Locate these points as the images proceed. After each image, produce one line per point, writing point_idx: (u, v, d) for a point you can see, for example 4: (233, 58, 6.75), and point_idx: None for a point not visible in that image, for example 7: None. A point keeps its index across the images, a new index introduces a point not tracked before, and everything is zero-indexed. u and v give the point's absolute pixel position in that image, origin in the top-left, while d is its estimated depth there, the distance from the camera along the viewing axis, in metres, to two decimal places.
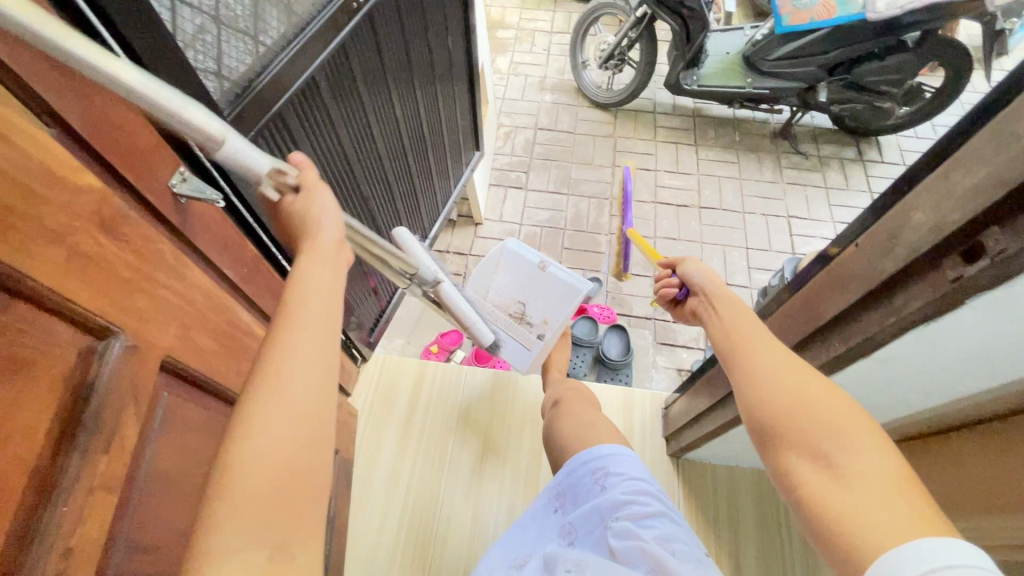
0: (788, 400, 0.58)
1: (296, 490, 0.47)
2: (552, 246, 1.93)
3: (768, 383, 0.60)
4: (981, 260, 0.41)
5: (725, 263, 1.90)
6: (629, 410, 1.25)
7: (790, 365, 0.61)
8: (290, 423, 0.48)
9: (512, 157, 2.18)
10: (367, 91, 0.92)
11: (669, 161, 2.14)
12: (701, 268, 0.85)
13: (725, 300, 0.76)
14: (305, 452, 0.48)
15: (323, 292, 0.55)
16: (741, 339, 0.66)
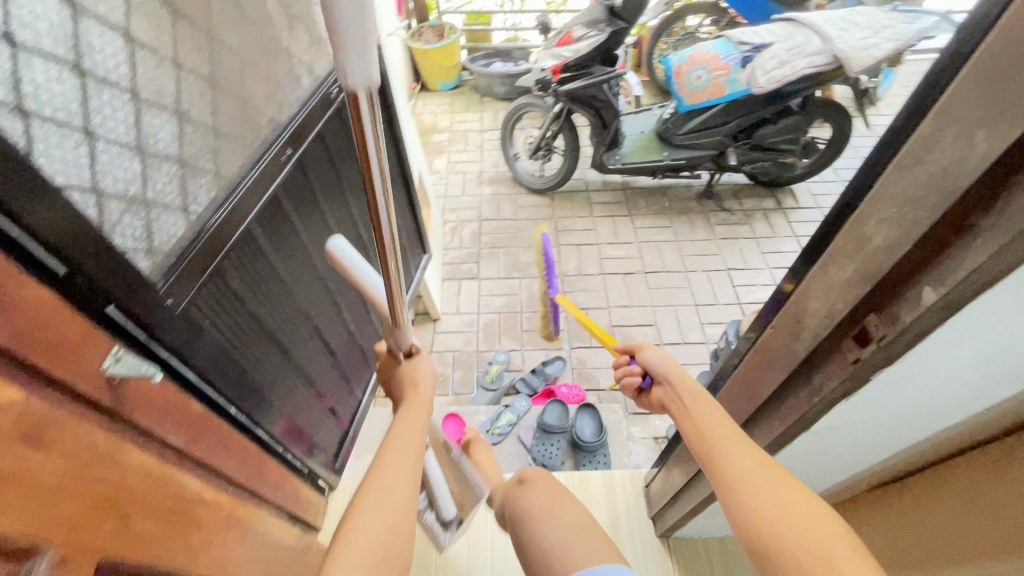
0: (769, 504, 0.62)
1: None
2: (512, 332, 1.95)
3: (748, 487, 0.64)
4: (871, 343, 0.45)
5: (679, 322, 1.96)
6: (611, 495, 1.22)
7: (766, 471, 0.65)
8: (383, 518, 0.64)
9: (460, 250, 2.25)
10: (305, 225, 0.96)
11: (609, 234, 2.26)
12: (659, 353, 0.89)
13: (689, 390, 0.80)
14: (390, 554, 0.62)
15: (416, 429, 0.74)
16: (713, 439, 0.71)
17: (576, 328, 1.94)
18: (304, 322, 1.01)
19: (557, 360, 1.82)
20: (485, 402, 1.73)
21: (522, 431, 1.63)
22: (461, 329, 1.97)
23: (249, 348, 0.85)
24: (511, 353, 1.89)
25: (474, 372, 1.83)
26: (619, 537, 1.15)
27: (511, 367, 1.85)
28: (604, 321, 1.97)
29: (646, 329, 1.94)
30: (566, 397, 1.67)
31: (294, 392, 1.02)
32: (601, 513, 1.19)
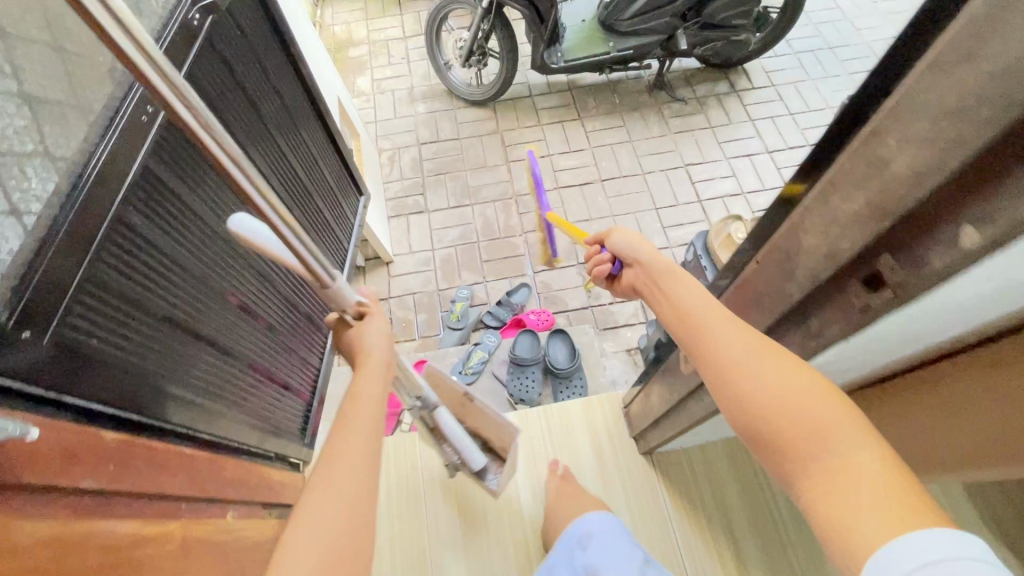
0: (764, 382, 0.58)
1: (347, 543, 0.55)
2: (471, 264, 1.85)
3: (740, 367, 0.61)
4: (883, 291, 0.39)
5: (641, 230, 1.90)
6: (591, 420, 1.24)
7: (757, 349, 0.61)
8: (345, 482, 0.58)
9: (403, 181, 2.06)
10: (194, 193, 0.80)
11: (560, 143, 2.10)
12: (631, 238, 0.87)
13: (667, 275, 0.78)
14: (358, 520, 0.57)
15: (371, 391, 0.70)
16: (699, 322, 0.67)
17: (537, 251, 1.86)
18: (226, 300, 0.89)
19: (523, 288, 1.75)
20: (454, 342, 1.67)
21: (496, 367, 1.60)
22: (417, 268, 1.86)
23: (170, 348, 0.75)
24: (473, 286, 1.81)
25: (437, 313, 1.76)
26: (604, 463, 1.19)
27: (476, 302, 1.77)
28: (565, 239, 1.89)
29: None
30: (535, 324, 1.64)
31: (234, 379, 0.92)
32: (583, 440, 1.22)
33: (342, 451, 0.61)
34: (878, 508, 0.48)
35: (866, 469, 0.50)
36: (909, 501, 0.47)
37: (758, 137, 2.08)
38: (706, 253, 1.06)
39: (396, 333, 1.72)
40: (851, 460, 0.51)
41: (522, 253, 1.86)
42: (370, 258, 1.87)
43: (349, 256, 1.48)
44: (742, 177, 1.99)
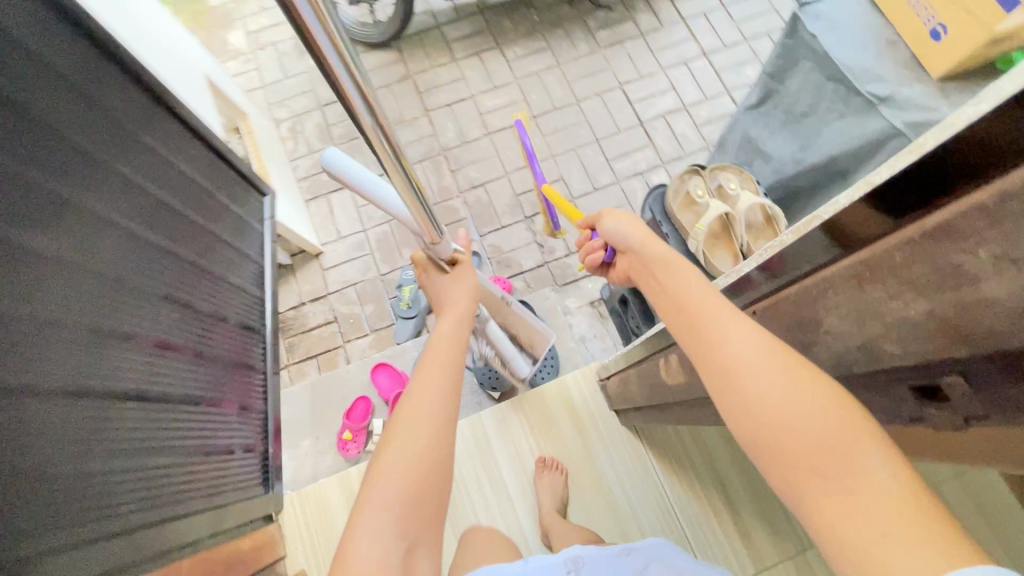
0: (771, 380, 0.46)
1: (419, 491, 0.67)
2: (411, 240, 1.69)
3: (744, 360, 0.48)
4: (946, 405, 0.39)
5: (586, 168, 1.75)
6: (569, 399, 1.20)
7: (768, 344, 0.48)
8: (417, 437, 0.70)
9: (312, 154, 1.79)
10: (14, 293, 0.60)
11: (482, 80, 1.86)
12: (624, 220, 0.72)
13: (666, 264, 0.63)
14: (429, 476, 0.69)
15: (445, 354, 0.84)
16: (696, 311, 0.54)
17: (480, 212, 1.71)
18: (113, 389, 0.72)
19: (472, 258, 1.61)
20: (410, 333, 1.54)
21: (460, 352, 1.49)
22: (352, 255, 1.68)
23: (55, 483, 0.60)
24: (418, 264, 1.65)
25: (385, 301, 1.62)
26: (589, 440, 1.17)
27: None
28: (507, 193, 1.73)
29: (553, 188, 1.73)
30: None
31: (160, 468, 0.78)
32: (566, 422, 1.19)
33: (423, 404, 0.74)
34: (907, 550, 0.35)
35: (894, 499, 0.38)
36: (952, 540, 0.35)
37: (693, 38, 1.90)
38: (666, 216, 0.95)
39: (346, 333, 1.58)
40: (875, 487, 0.39)
41: (463, 218, 1.70)
42: (297, 253, 1.67)
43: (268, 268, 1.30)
44: (681, 88, 1.84)
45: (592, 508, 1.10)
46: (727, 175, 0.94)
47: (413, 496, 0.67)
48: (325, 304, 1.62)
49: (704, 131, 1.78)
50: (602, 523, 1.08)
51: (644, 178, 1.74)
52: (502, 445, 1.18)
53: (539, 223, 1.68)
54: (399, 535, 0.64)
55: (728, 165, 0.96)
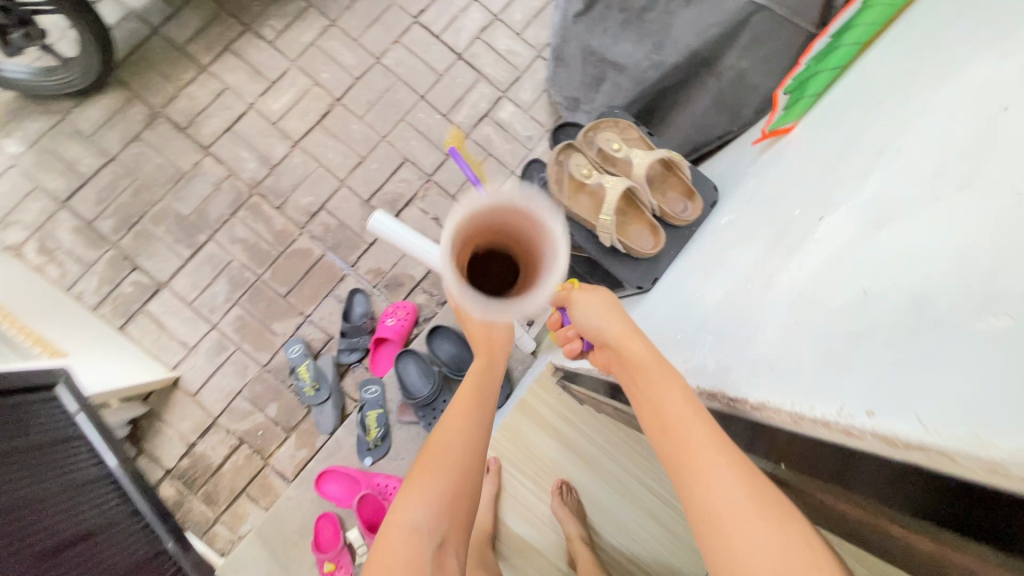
0: (753, 543, 0.42)
1: (447, 493, 0.68)
2: (276, 309, 1.38)
3: (724, 512, 0.44)
4: None
5: (425, 135, 1.47)
6: (539, 417, 1.08)
7: (755, 501, 0.43)
8: (452, 446, 0.72)
9: (90, 267, 1.35)
10: None
11: (253, 81, 1.46)
12: (595, 309, 0.66)
13: (651, 366, 0.58)
14: (462, 487, 0.70)
15: (487, 369, 0.82)
16: (685, 436, 0.50)
17: (336, 241, 1.41)
18: None
19: (357, 296, 1.37)
20: (334, 420, 1.30)
21: (399, 412, 1.29)
22: (218, 361, 1.36)
23: None
24: (300, 333, 1.38)
25: (287, 392, 1.35)
26: (576, 446, 1.08)
27: (317, 347, 1.37)
28: (355, 204, 1.43)
29: (402, 175, 1.45)
30: (397, 330, 1.32)
31: None
32: (546, 439, 1.09)
33: (462, 420, 0.74)
34: None
35: None
36: None
37: None
38: None
39: (264, 448, 1.33)
40: None
41: (321, 253, 1.41)
42: (150, 394, 1.32)
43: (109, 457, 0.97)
44: None
45: (611, 512, 1.05)
46: (605, 134, 0.78)
47: (444, 504, 0.68)
48: (220, 432, 1.33)
49: (529, 36, 1.54)
50: (628, 521, 1.04)
51: (492, 119, 1.49)
52: (500, 497, 1.07)
53: (408, 222, 1.43)
54: (434, 528, 0.66)
55: (598, 120, 0.79)
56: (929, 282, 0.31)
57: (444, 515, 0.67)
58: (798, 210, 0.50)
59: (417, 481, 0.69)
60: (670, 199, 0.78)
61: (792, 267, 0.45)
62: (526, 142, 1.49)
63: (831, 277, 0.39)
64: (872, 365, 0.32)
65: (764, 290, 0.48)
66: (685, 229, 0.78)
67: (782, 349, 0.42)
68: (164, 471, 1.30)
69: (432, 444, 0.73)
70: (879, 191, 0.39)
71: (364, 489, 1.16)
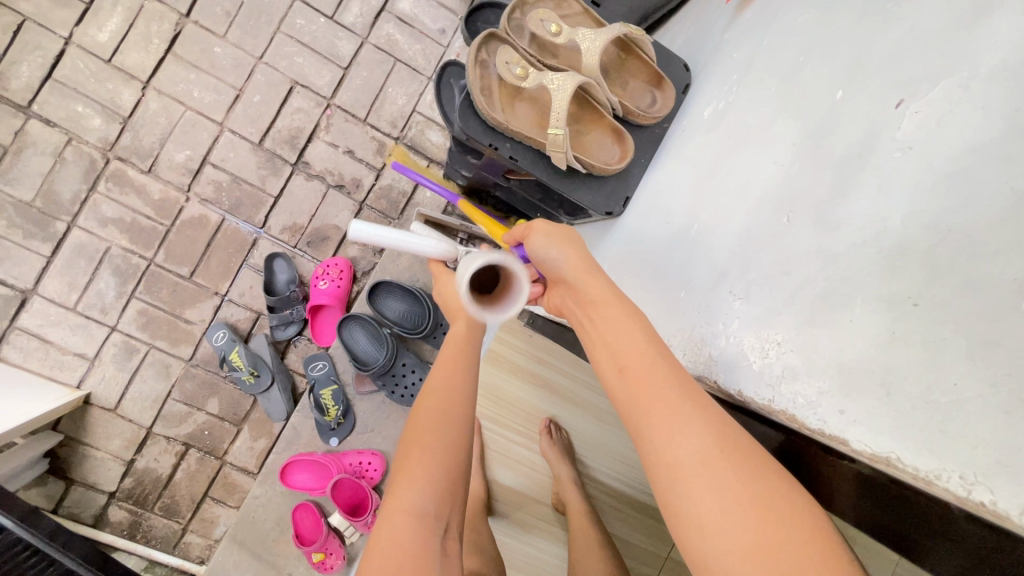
0: (733, 509, 0.34)
1: (446, 471, 0.54)
2: (184, 294, 1.16)
3: (690, 466, 0.36)
4: None
5: (312, 48, 1.17)
6: (513, 366, 0.97)
7: (724, 456, 0.36)
8: (445, 411, 0.55)
9: None
10: None
11: (60, 7, 1.10)
12: (554, 242, 0.52)
13: (613, 304, 0.46)
14: (460, 462, 0.55)
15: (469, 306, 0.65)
16: (648, 379, 0.41)
17: (235, 200, 1.16)
18: None
19: (276, 262, 1.16)
20: (285, 404, 1.15)
21: (358, 383, 1.15)
22: (131, 367, 1.15)
23: None
24: (221, 315, 1.17)
25: (224, 384, 1.18)
26: (556, 387, 0.99)
27: (246, 329, 1.18)
28: (245, 150, 1.16)
29: (295, 104, 1.17)
30: (335, 294, 1.14)
31: None
32: (524, 385, 0.98)
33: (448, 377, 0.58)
34: None
35: None
36: None
37: None
38: (494, 131, 0.58)
39: (216, 448, 1.18)
40: None
41: (219, 219, 1.16)
42: (59, 419, 1.12)
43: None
44: None
45: (602, 443, 1.00)
46: (538, 12, 0.56)
47: (448, 482, 0.53)
48: (158, 442, 1.16)
49: None
50: (622, 449, 1.00)
51: (391, 13, 1.19)
52: (484, 454, 0.98)
53: (316, 161, 1.18)
54: (438, 511, 0.52)
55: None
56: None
57: (446, 497, 0.53)
58: (840, 93, 0.35)
59: (407, 458, 0.54)
60: (633, 90, 0.60)
61: (863, 198, 0.31)
62: (439, 37, 1.21)
63: (968, 217, 0.25)
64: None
65: (819, 232, 0.33)
66: (654, 128, 0.61)
67: (886, 346, 0.28)
68: (106, 496, 1.14)
69: (420, 403, 0.57)
70: (1022, 51, 0.24)
71: (336, 473, 1.05)
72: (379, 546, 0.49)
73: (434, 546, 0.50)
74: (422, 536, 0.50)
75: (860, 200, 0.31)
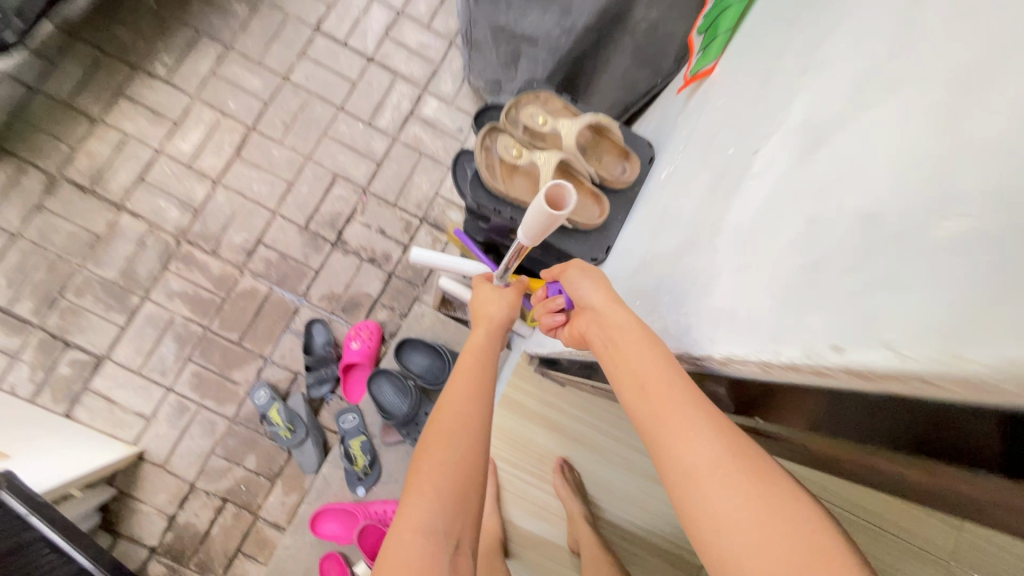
0: (736, 509, 0.38)
1: (458, 487, 0.58)
2: (233, 357, 1.30)
3: (705, 471, 0.41)
4: None
5: (352, 148, 1.41)
6: (525, 409, 1.06)
7: (735, 460, 0.40)
8: (460, 431, 0.61)
9: (17, 357, 1.24)
10: None
11: (154, 124, 1.35)
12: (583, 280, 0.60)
13: (634, 332, 0.51)
14: (472, 480, 0.59)
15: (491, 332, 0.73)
16: (663, 394, 0.46)
17: (282, 273, 1.34)
18: None
19: (315, 326, 1.31)
20: (317, 456, 1.25)
21: (384, 434, 1.24)
22: (181, 424, 1.27)
23: None
24: (264, 376, 1.30)
25: (262, 440, 1.28)
26: (567, 430, 1.07)
27: (285, 387, 1.30)
28: (293, 232, 1.36)
29: (336, 192, 1.38)
30: (365, 353, 1.27)
31: None
32: (538, 428, 1.06)
33: (466, 399, 0.64)
34: None
35: None
36: None
37: None
38: (499, 198, 0.74)
39: (251, 502, 1.25)
40: None
41: (267, 290, 1.34)
42: (114, 474, 1.23)
43: (76, 556, 0.91)
44: None
45: (613, 485, 1.05)
46: (529, 109, 0.74)
47: (459, 499, 0.58)
48: (199, 497, 1.25)
49: (438, 24, 1.47)
50: (633, 491, 1.05)
51: (418, 117, 1.44)
52: (501, 497, 1.04)
53: (353, 239, 1.37)
54: (449, 526, 0.56)
55: (519, 98, 0.76)
56: (962, 125, 0.23)
57: (456, 511, 0.57)
58: (753, 135, 0.46)
59: (423, 472, 0.59)
60: (608, 162, 0.75)
61: (735, 213, 0.43)
62: (457, 135, 1.44)
63: (776, 212, 0.37)
64: (925, 238, 0.23)
65: (714, 237, 0.45)
66: (627, 191, 0.76)
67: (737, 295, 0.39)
68: (148, 550, 1.22)
69: (439, 418, 0.62)
70: (806, 114, 0.38)
71: (362, 520, 1.12)
72: (394, 556, 0.54)
73: (444, 559, 0.54)
74: (433, 549, 0.55)
75: (734, 215, 0.43)
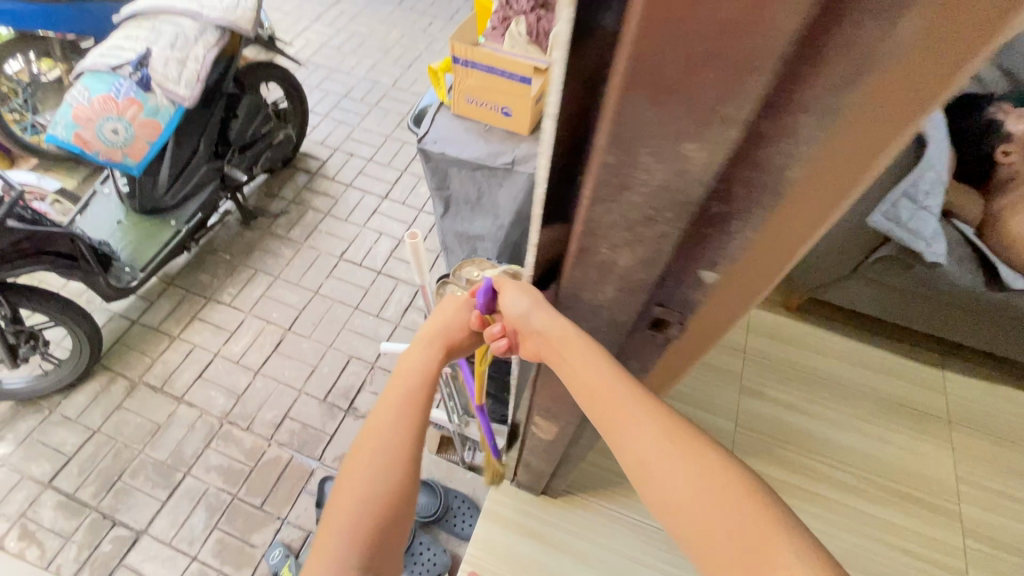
0: (679, 479, 0.52)
1: (377, 517, 0.63)
2: (254, 521, 1.46)
3: (653, 458, 0.53)
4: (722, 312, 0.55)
5: (364, 335, 1.80)
6: (506, 520, 1.19)
7: (671, 443, 0.54)
8: (384, 464, 0.65)
9: (70, 537, 1.42)
10: None
11: (216, 335, 1.79)
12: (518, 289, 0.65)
13: (576, 342, 0.59)
14: (386, 511, 0.63)
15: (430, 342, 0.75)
16: (615, 403, 0.56)
17: (302, 441, 1.59)
18: None
19: (327, 484, 1.49)
20: None
21: None
22: None
23: None
24: (279, 537, 1.44)
25: None
26: (545, 537, 1.17)
27: (297, 545, 1.43)
28: (314, 404, 1.66)
29: (351, 369, 1.73)
30: None
31: None
32: (520, 538, 1.17)
33: (391, 428, 0.67)
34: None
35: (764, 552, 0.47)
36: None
37: (366, 193, 2.16)
38: None
39: None
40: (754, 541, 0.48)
41: (289, 457, 1.56)
42: None
43: None
44: (388, 229, 2.06)
45: None
46: (468, 267, 1.13)
47: (373, 529, 0.63)
48: None
49: (428, 244, 2.03)
50: None
51: (414, 307, 1.87)
52: None
53: (362, 405, 1.66)
54: (364, 556, 0.61)
55: (461, 263, 1.15)
56: None
57: (368, 537, 0.62)
58: None
59: (344, 501, 0.63)
60: None
61: None
62: None
63: None
64: None
65: None
66: None
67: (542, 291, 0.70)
68: None
69: (364, 442, 0.67)
70: None
71: None
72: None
73: None
74: None
75: None
